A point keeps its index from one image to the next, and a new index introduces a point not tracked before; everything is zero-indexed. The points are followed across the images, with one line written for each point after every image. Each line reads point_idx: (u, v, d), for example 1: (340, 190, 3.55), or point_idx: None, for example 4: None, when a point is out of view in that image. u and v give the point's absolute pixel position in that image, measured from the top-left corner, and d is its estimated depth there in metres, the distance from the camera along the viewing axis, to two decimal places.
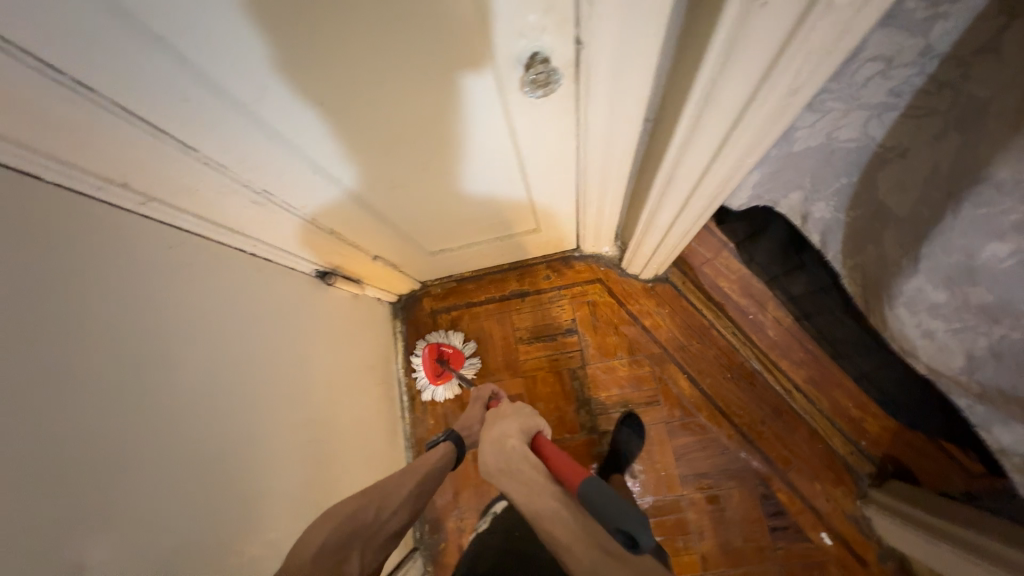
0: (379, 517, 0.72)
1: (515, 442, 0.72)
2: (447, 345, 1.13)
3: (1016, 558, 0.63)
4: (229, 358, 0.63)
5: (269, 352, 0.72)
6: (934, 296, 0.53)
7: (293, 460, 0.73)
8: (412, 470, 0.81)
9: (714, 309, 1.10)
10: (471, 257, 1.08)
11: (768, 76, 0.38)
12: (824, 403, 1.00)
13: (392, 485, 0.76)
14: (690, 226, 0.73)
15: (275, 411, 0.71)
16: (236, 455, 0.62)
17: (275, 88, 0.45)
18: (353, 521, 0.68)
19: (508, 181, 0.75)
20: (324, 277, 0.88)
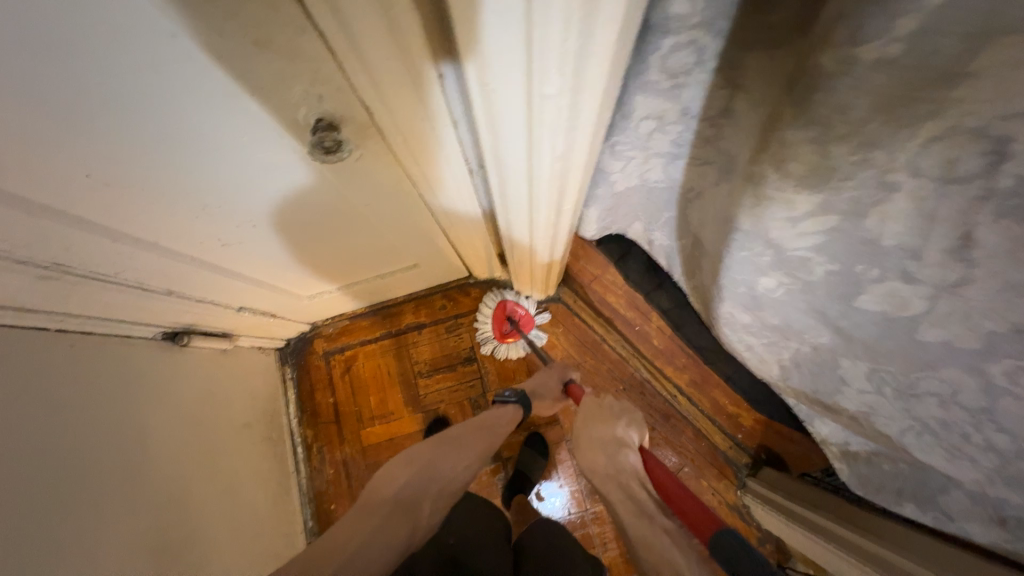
0: (454, 472, 0.73)
1: (629, 456, 0.66)
2: (519, 307, 1.09)
3: (834, 528, 0.71)
4: (42, 453, 0.55)
5: (106, 433, 0.63)
6: (742, 318, 0.58)
7: (145, 549, 0.65)
8: (480, 429, 0.81)
9: (604, 324, 1.14)
10: (357, 295, 1.04)
11: (535, 152, 0.39)
12: (705, 403, 1.08)
13: (465, 439, 0.77)
14: (548, 259, 0.75)
15: (116, 499, 0.62)
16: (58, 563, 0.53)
17: (54, 157, 0.41)
18: (431, 470, 0.70)
19: (367, 223, 0.74)
20: (174, 338, 0.80)
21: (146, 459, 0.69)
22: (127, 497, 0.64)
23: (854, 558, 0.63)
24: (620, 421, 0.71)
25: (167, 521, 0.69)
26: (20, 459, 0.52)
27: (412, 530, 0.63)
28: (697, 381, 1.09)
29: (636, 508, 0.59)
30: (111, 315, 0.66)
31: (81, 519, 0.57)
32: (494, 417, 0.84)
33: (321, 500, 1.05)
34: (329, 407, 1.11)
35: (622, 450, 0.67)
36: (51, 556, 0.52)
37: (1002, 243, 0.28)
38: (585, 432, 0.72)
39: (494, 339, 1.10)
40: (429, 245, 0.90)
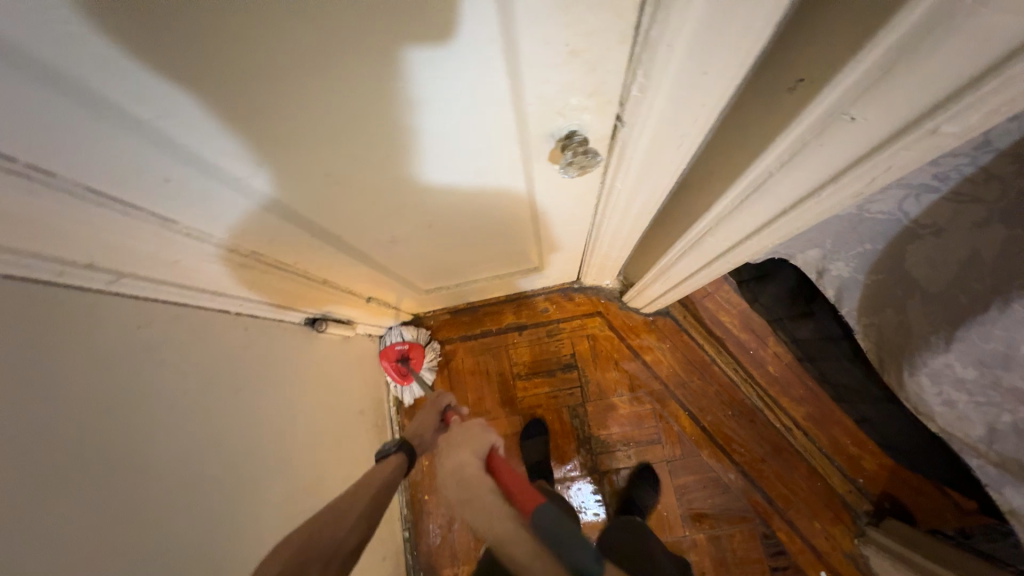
0: (340, 534, 0.59)
1: (466, 464, 0.62)
2: (400, 342, 1.04)
3: None
4: (220, 434, 0.56)
5: (260, 417, 0.65)
6: (963, 374, 0.52)
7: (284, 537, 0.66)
8: (367, 484, 0.67)
9: (715, 345, 1.08)
10: (467, 293, 1.04)
11: (827, 185, 0.35)
12: (823, 440, 1.01)
13: (345, 505, 0.63)
14: (705, 279, 0.71)
15: (264, 485, 0.64)
16: (227, 548, 0.54)
17: (289, 161, 0.40)
18: (304, 557, 0.53)
19: (516, 228, 0.72)
20: (313, 324, 0.82)
21: (286, 448, 0.70)
22: (273, 482, 0.66)
23: None
24: (452, 444, 0.65)
25: (296, 509, 0.70)
26: (206, 444, 0.54)
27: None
28: (816, 416, 1.01)
29: (485, 512, 0.53)
30: (272, 301, 0.68)
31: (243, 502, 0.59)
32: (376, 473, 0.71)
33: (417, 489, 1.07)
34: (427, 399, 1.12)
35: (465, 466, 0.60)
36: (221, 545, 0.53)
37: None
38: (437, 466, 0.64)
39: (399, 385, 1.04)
40: (555, 251, 0.87)
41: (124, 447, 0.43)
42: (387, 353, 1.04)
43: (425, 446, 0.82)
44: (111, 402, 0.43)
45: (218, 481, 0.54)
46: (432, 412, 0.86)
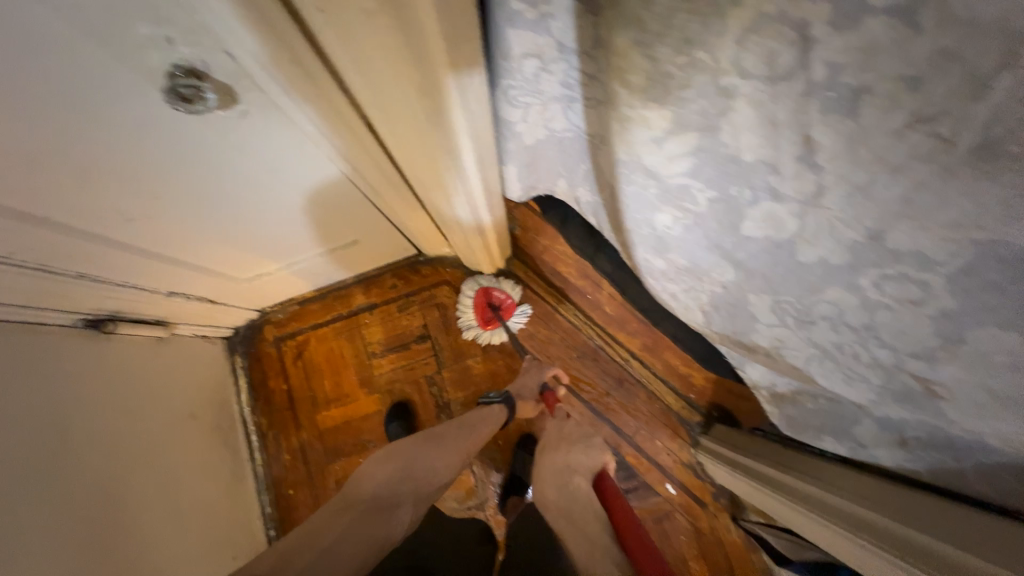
0: (431, 474, 0.75)
1: (578, 483, 0.73)
2: (502, 293, 1.08)
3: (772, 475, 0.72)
4: None
5: (27, 416, 0.61)
6: (658, 264, 0.59)
7: (66, 536, 0.62)
8: (471, 425, 0.83)
9: (556, 295, 1.14)
10: (299, 278, 1.03)
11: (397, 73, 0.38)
12: (658, 366, 1.08)
13: (444, 435, 0.80)
14: (478, 221, 0.75)
15: (38, 481, 0.60)
16: None
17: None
18: (408, 472, 0.73)
19: (292, 198, 0.73)
20: (98, 326, 0.77)
21: (73, 455, 0.66)
22: (52, 482, 0.62)
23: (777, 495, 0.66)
24: (571, 448, 0.81)
25: (91, 509, 0.66)
26: None
27: (386, 533, 0.66)
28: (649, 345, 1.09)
29: (587, 542, 0.60)
30: (19, 301, 0.63)
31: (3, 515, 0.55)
32: (487, 413, 0.87)
33: (280, 486, 1.05)
34: (282, 393, 1.10)
35: (574, 475, 0.74)
36: None
37: (839, 136, 0.29)
38: (543, 466, 0.80)
39: (478, 325, 1.09)
40: (364, 221, 0.89)
41: None
42: (483, 295, 1.08)
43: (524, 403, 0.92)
44: None
45: None
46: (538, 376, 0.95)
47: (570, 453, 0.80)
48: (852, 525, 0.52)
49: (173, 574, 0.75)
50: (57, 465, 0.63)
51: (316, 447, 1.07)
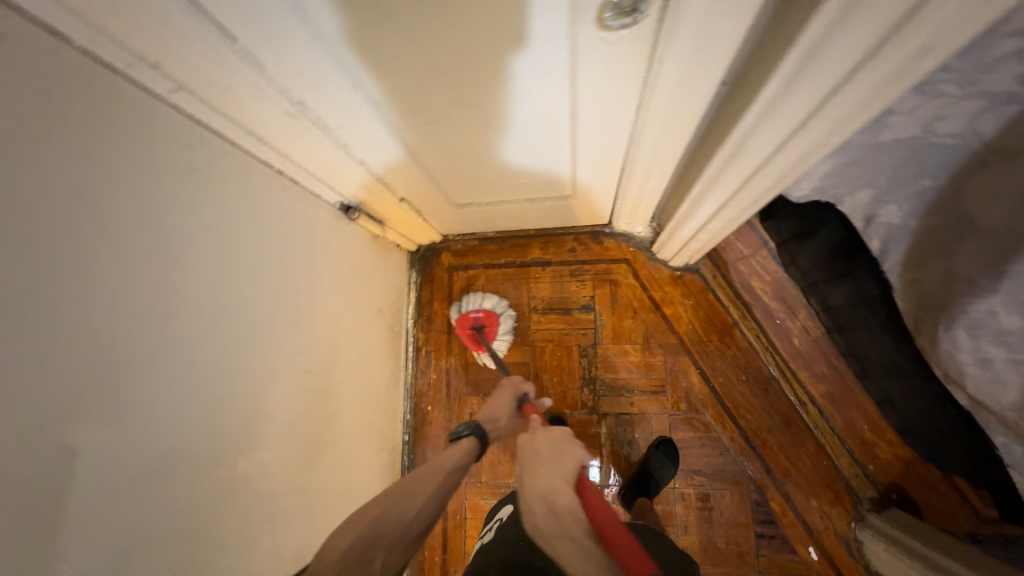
0: (404, 521, 0.69)
1: (565, 502, 0.63)
2: (477, 311, 1.07)
3: None
4: (242, 266, 0.59)
5: (285, 275, 0.69)
6: (1006, 322, 0.48)
7: (291, 387, 0.69)
8: (433, 470, 0.76)
9: (740, 309, 1.05)
10: (495, 216, 1.03)
11: (901, 29, 0.33)
12: (838, 422, 0.96)
13: (413, 487, 0.73)
14: (741, 210, 0.69)
15: (286, 331, 0.68)
16: (237, 369, 0.58)
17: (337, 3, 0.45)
18: (378, 524, 0.66)
19: (553, 142, 0.72)
20: (348, 212, 0.85)
21: (311, 317, 0.75)
22: (292, 337, 0.70)
23: None
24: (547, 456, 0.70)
25: (307, 370, 0.74)
26: (228, 265, 0.57)
27: None
28: (835, 398, 0.96)
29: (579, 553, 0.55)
30: (313, 169, 0.71)
31: (269, 361, 0.64)
32: (444, 456, 0.80)
33: (419, 399, 1.12)
34: (443, 317, 1.16)
35: (558, 496, 0.64)
36: (231, 363, 0.57)
37: None
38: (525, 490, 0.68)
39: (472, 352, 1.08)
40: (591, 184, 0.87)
41: (163, 231, 0.48)
42: (462, 321, 1.07)
43: (497, 430, 0.88)
44: (159, 184, 0.48)
45: (244, 299, 0.60)
46: (508, 396, 0.92)
47: (548, 473, 0.68)
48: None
49: (343, 442, 0.84)
50: (297, 324, 0.71)
51: (461, 376, 1.12)
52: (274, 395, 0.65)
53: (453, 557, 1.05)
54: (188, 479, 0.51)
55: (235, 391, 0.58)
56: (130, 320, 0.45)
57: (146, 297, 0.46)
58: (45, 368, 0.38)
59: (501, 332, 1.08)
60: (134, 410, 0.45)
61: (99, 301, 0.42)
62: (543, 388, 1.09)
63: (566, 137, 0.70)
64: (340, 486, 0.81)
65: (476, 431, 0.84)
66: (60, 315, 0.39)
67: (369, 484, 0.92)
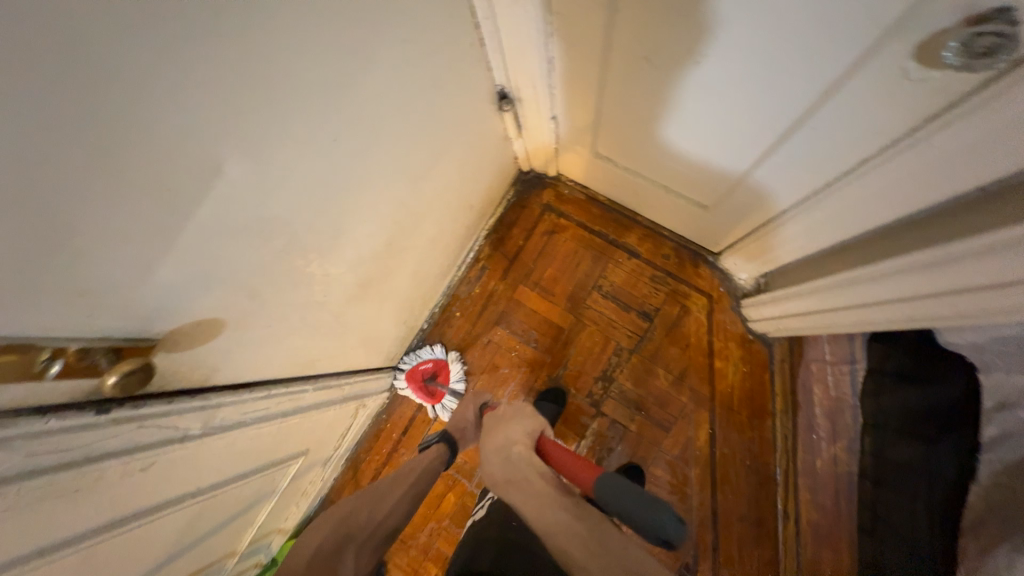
0: (375, 518, 0.65)
1: (520, 451, 0.72)
2: (426, 363, 1.08)
3: None
4: (402, 92, 0.59)
5: (427, 124, 0.68)
6: None
7: (378, 226, 0.71)
8: (401, 472, 0.75)
9: (787, 403, 1.00)
10: (621, 184, 0.99)
11: None
12: (806, 551, 0.93)
13: (383, 487, 0.70)
14: (880, 318, 0.63)
15: (399, 176, 0.69)
16: (352, 181, 0.60)
17: None
18: (349, 521, 0.62)
19: (737, 146, 0.66)
20: (500, 100, 0.83)
21: (422, 177, 0.75)
22: (401, 184, 0.71)
23: None
24: (511, 421, 0.79)
25: (396, 219, 0.75)
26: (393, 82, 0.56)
27: None
28: (820, 531, 0.93)
29: (536, 497, 0.64)
30: (505, 42, 0.70)
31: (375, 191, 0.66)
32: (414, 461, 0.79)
33: (453, 302, 1.14)
34: (514, 244, 1.15)
35: (514, 447, 0.73)
36: (351, 171, 0.58)
37: None
38: (485, 447, 0.77)
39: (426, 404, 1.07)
40: (736, 210, 0.81)
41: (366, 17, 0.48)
42: (411, 379, 1.06)
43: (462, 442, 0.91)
44: None
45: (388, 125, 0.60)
46: (469, 408, 0.94)
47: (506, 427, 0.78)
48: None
49: (385, 297, 0.87)
50: (411, 174, 0.71)
51: (499, 305, 1.13)
52: (364, 222, 0.67)
53: (408, 439, 1.10)
54: (277, 250, 0.53)
55: (344, 199, 0.60)
56: (307, 84, 0.45)
57: (332, 69, 0.47)
58: (235, 79, 0.38)
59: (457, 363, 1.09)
60: (276, 164, 0.47)
61: (296, 50, 0.42)
62: (563, 358, 1.09)
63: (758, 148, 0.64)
64: (362, 331, 0.86)
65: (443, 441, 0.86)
66: (269, 40, 0.39)
67: (381, 345, 0.96)
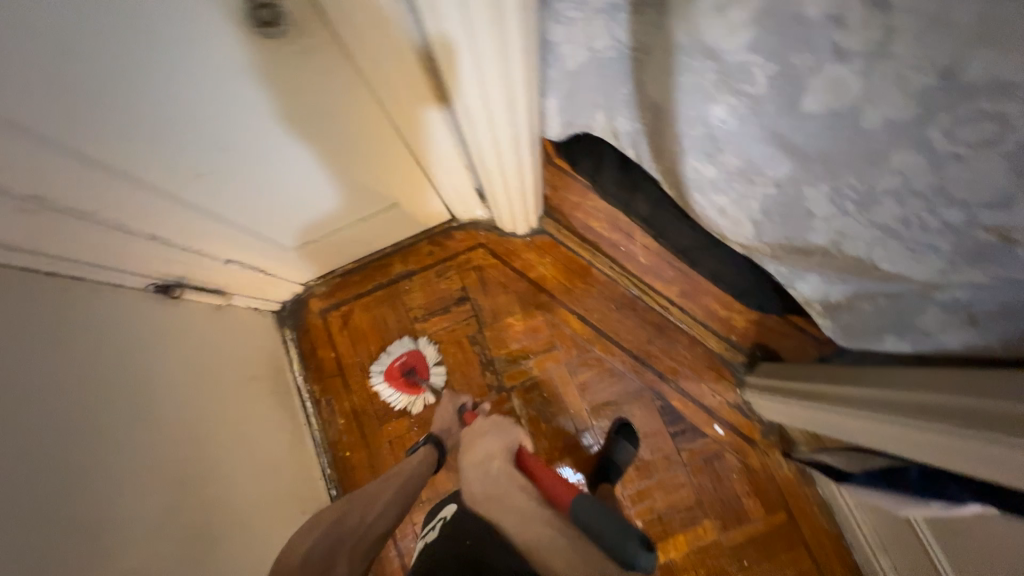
0: (366, 520, 0.73)
1: (498, 465, 0.78)
2: (400, 357, 1.10)
3: (839, 391, 0.74)
4: (30, 379, 0.55)
5: (105, 373, 0.65)
6: (708, 173, 0.60)
7: (154, 482, 0.66)
8: (393, 476, 0.83)
9: (591, 249, 1.15)
10: (340, 247, 1.06)
11: None
12: (697, 312, 1.09)
13: (375, 490, 0.79)
14: (518, 159, 0.77)
15: (128, 430, 0.65)
16: (63, 484, 0.54)
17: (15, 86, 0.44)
18: (338, 526, 0.70)
19: (336, 156, 0.77)
20: (167, 291, 0.81)
21: (159, 409, 0.71)
22: (141, 434, 0.66)
23: (853, 408, 0.68)
24: (484, 436, 0.85)
25: (172, 458, 0.70)
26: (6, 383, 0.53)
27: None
28: (687, 292, 1.09)
29: (520, 513, 0.69)
30: (100, 260, 0.68)
31: (122, 425, 0.64)
32: (404, 462, 0.87)
33: (336, 449, 1.09)
34: (332, 360, 1.14)
35: (491, 462, 0.79)
36: (48, 480, 0.53)
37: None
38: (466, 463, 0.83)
39: (407, 398, 1.08)
40: (408, 188, 0.92)
41: None
42: (390, 373, 1.09)
43: (452, 439, 0.97)
44: None
45: (50, 413, 0.56)
46: (450, 407, 1.01)
47: (494, 439, 0.85)
48: (994, 423, 0.46)
49: (246, 521, 0.80)
50: (140, 419, 0.67)
51: (368, 410, 1.11)
52: (146, 448, 0.66)
53: None
54: None
55: (65, 509, 0.53)
56: None
57: None
58: None
59: (428, 363, 1.10)
60: None
61: None
62: (450, 387, 1.11)
63: (347, 147, 0.75)
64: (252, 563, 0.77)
65: (432, 440, 0.93)
66: None
67: None
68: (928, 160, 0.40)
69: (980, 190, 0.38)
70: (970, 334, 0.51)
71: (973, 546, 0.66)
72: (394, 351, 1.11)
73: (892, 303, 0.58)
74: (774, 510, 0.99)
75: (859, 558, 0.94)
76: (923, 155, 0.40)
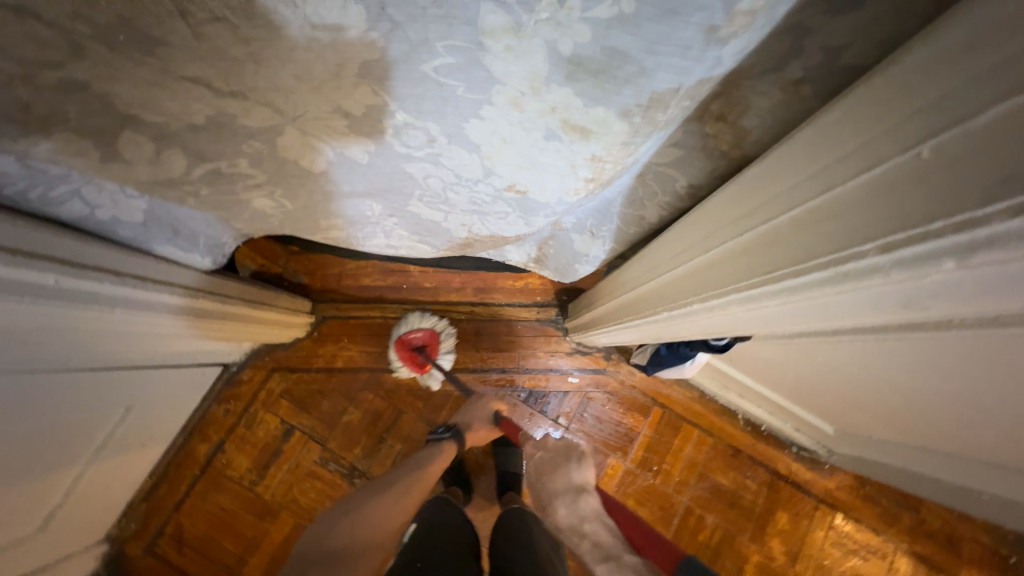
0: (387, 522, 0.64)
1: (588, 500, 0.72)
2: (417, 332, 1.04)
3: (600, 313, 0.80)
4: None
5: None
6: (335, 233, 0.59)
7: None
8: (419, 470, 0.76)
9: (376, 305, 1.10)
10: (109, 488, 0.88)
11: None
12: (498, 297, 1.10)
13: (403, 484, 0.71)
14: (198, 306, 0.70)
15: None
16: None
17: None
18: (358, 518, 0.61)
19: (36, 432, 0.60)
20: None
21: None
22: None
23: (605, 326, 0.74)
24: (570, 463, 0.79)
25: None
26: None
27: None
28: (480, 286, 1.10)
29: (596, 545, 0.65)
30: None
31: None
32: (428, 457, 0.81)
33: None
34: None
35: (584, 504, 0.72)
36: None
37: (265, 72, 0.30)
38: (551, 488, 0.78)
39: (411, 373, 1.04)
40: (143, 388, 0.78)
41: None
42: (402, 344, 1.03)
43: (468, 424, 0.93)
44: None
45: None
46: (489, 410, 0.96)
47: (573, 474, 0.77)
48: (648, 304, 0.50)
49: None
50: None
51: None
52: None
53: None
54: None
55: None
56: None
57: None
58: None
59: (443, 348, 1.05)
60: None
61: None
62: None
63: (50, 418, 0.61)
64: None
65: (455, 433, 0.90)
66: None
67: None
68: (425, 161, 0.42)
69: (470, 168, 0.42)
70: (603, 244, 0.56)
71: (743, 360, 0.77)
72: (410, 322, 1.05)
73: (556, 239, 0.63)
74: (649, 411, 1.08)
75: (721, 400, 1.07)
76: (419, 160, 0.42)
